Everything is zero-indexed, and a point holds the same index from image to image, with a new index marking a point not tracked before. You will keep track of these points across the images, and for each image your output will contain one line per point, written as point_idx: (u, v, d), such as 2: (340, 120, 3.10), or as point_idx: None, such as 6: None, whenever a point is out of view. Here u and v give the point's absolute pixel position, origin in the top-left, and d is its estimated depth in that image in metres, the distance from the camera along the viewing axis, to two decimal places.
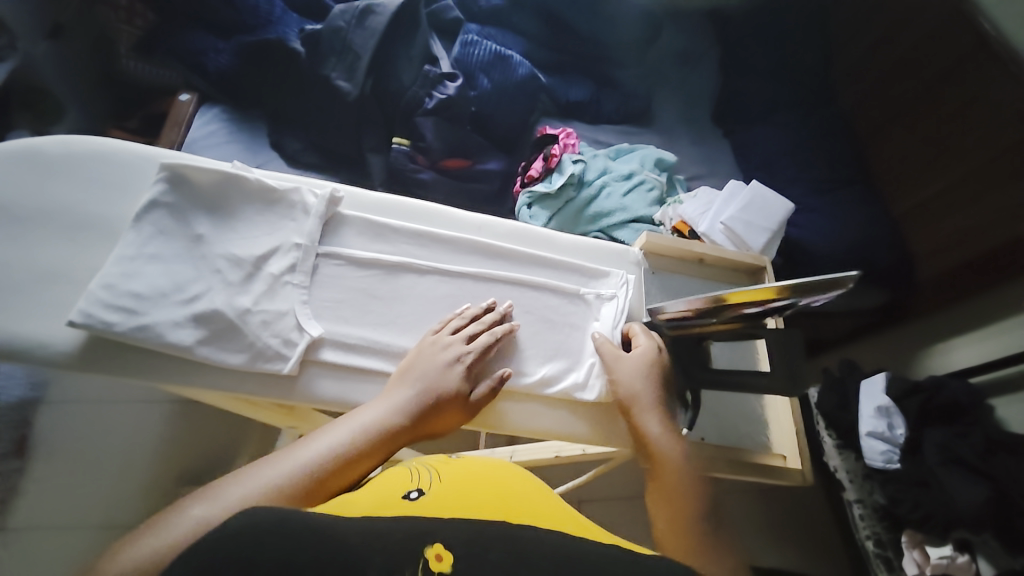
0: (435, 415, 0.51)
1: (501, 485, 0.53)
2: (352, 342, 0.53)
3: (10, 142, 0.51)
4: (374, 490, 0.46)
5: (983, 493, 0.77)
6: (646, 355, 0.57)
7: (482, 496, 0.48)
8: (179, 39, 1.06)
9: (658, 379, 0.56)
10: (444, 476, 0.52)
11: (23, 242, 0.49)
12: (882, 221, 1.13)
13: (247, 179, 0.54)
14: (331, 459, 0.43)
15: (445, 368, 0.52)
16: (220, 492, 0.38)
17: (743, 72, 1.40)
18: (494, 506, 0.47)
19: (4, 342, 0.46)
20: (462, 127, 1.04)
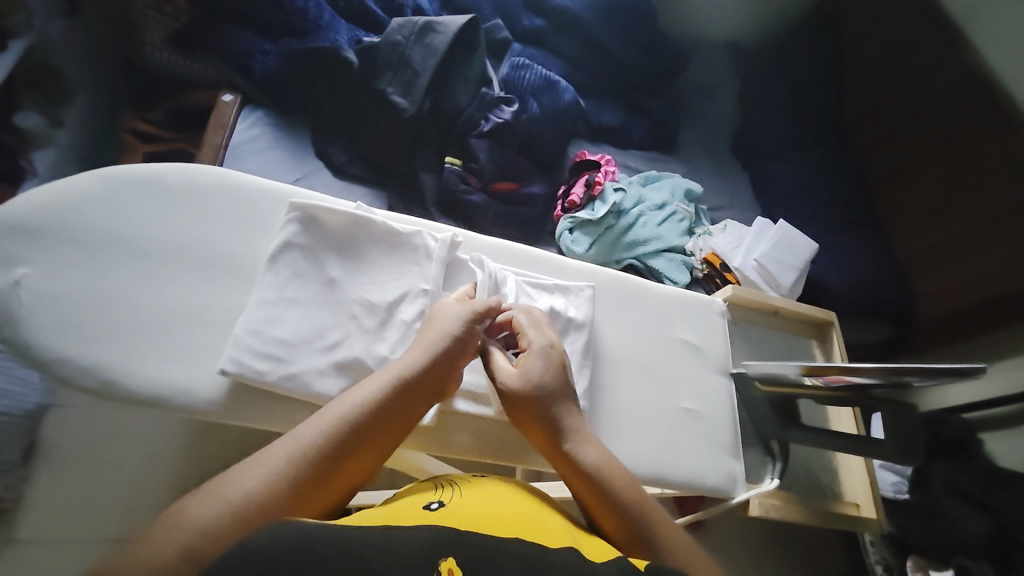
0: (445, 375, 0.47)
1: (514, 490, 0.48)
2: (479, 392, 0.56)
3: (132, 169, 0.51)
4: (403, 504, 0.45)
5: (985, 525, 0.88)
6: (541, 355, 0.49)
7: (493, 507, 0.44)
8: (226, 38, 1.02)
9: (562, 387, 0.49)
10: (468, 486, 0.48)
11: (154, 280, 0.48)
12: (889, 262, 1.22)
13: (374, 221, 0.53)
14: (346, 432, 0.41)
15: (452, 335, 0.48)
16: (225, 485, 0.36)
17: (763, 108, 1.45)
18: (500, 516, 0.43)
19: (142, 390, 0.45)
20: (512, 150, 1.06)
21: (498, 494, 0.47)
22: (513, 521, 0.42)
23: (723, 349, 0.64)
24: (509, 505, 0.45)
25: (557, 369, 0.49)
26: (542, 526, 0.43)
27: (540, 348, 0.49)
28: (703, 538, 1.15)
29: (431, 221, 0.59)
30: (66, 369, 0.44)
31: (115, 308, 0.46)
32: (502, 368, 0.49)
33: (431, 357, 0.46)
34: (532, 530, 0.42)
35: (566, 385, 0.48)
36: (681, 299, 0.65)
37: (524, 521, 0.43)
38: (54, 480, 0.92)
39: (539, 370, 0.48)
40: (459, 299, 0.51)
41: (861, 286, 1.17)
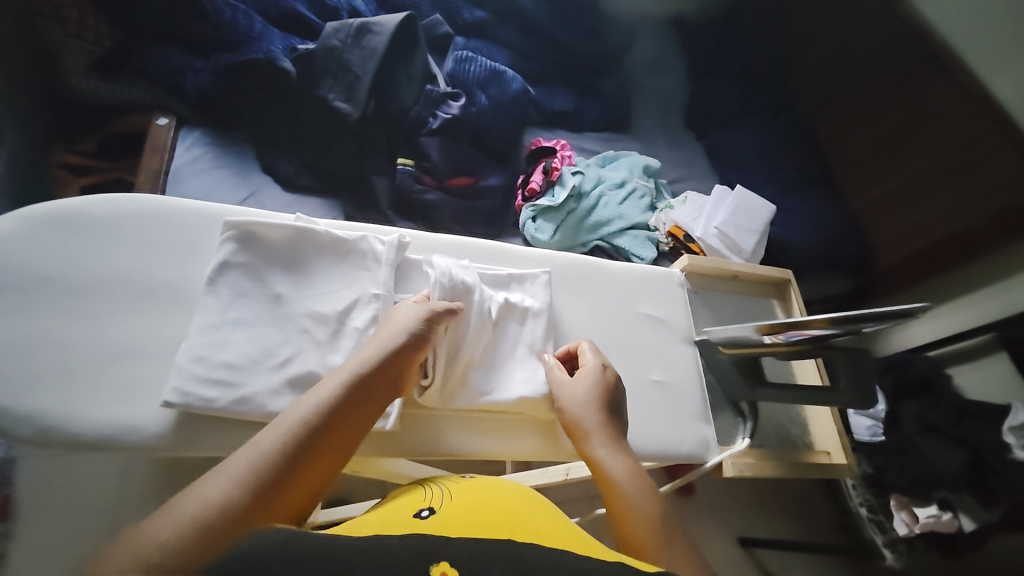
0: (399, 371, 0.46)
1: (510, 494, 0.47)
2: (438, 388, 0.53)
3: (49, 203, 0.48)
4: (394, 512, 0.44)
5: (959, 457, 0.91)
6: (594, 376, 0.52)
7: (485, 511, 0.43)
8: (154, 58, 0.98)
9: (609, 404, 0.50)
10: (459, 493, 0.47)
11: (85, 317, 0.46)
12: (846, 215, 1.25)
13: (317, 231, 0.52)
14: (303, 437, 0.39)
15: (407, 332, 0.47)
16: (174, 503, 0.32)
17: (711, 78, 1.47)
18: (491, 518, 0.41)
19: (84, 434, 0.43)
20: (464, 145, 1.05)
21: (491, 498, 0.46)
22: (501, 522, 0.41)
23: (685, 318, 0.66)
24: (496, 509, 0.43)
25: (607, 390, 0.51)
26: (531, 525, 0.41)
27: (604, 375, 0.52)
28: (694, 504, 1.18)
29: (377, 225, 0.58)
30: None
31: (45, 351, 0.44)
32: (560, 379, 0.53)
33: (385, 352, 0.46)
34: (520, 530, 0.40)
35: (614, 399, 0.51)
36: (639, 275, 0.66)
37: (515, 522, 0.41)
38: None
39: (590, 386, 0.51)
40: (415, 302, 0.51)
41: (821, 241, 1.20)
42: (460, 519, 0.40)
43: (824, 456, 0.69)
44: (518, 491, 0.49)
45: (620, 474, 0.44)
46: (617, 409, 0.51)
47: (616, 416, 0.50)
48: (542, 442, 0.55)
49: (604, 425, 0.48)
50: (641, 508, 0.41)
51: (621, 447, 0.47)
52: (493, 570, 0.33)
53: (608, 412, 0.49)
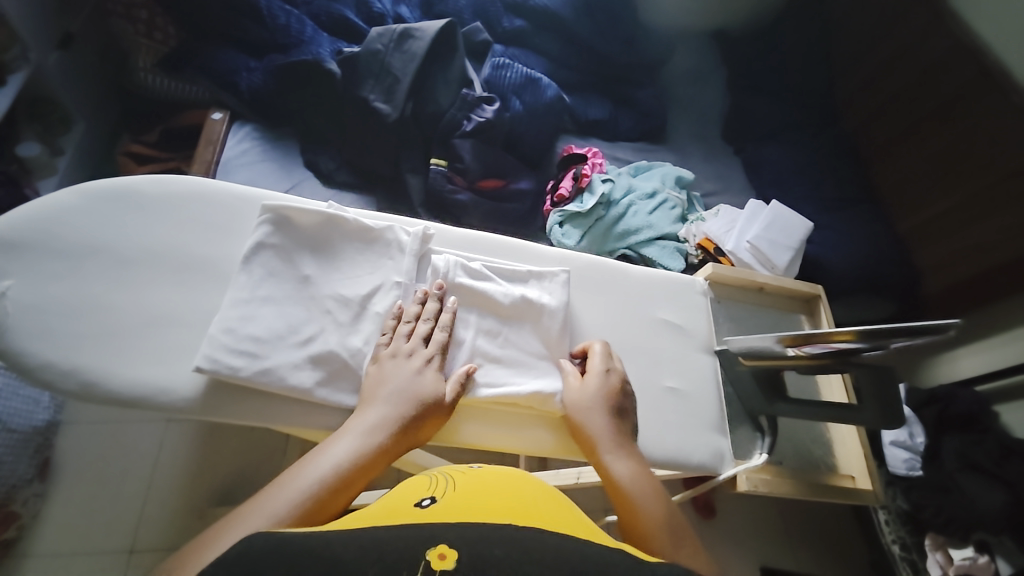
0: (425, 423, 0.48)
1: (519, 483, 0.46)
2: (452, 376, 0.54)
3: (110, 180, 0.53)
4: (394, 501, 0.42)
5: (1000, 498, 0.85)
6: (602, 382, 0.53)
7: (489, 500, 0.42)
8: (211, 56, 1.05)
9: (616, 410, 0.51)
10: (463, 481, 0.45)
11: (132, 285, 0.50)
12: (890, 236, 1.19)
13: (346, 219, 0.55)
14: (339, 480, 0.41)
15: (413, 376, 0.48)
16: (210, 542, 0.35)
17: (752, 91, 1.44)
18: (496, 508, 0.40)
19: (123, 392, 0.46)
20: (497, 148, 1.07)
21: (494, 484, 0.45)
22: (506, 510, 0.40)
23: (706, 327, 0.65)
24: (501, 500, 0.42)
25: (613, 394, 0.52)
26: (539, 512, 0.41)
27: (614, 379, 0.53)
28: (714, 527, 1.13)
29: (404, 217, 0.60)
30: (48, 374, 0.45)
31: (93, 314, 0.48)
32: (567, 383, 0.54)
33: (411, 406, 0.47)
34: (527, 518, 0.40)
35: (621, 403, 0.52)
36: (660, 281, 0.65)
37: (523, 509, 0.41)
38: (67, 495, 0.94)
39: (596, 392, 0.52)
40: (405, 334, 0.51)
41: (861, 261, 1.15)
42: (465, 508, 0.39)
43: (847, 481, 0.66)
44: (532, 481, 0.48)
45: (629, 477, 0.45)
46: (625, 415, 0.52)
47: (622, 420, 0.51)
48: (551, 438, 0.55)
49: (611, 431, 0.49)
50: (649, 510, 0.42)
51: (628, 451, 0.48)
52: (489, 556, 0.32)
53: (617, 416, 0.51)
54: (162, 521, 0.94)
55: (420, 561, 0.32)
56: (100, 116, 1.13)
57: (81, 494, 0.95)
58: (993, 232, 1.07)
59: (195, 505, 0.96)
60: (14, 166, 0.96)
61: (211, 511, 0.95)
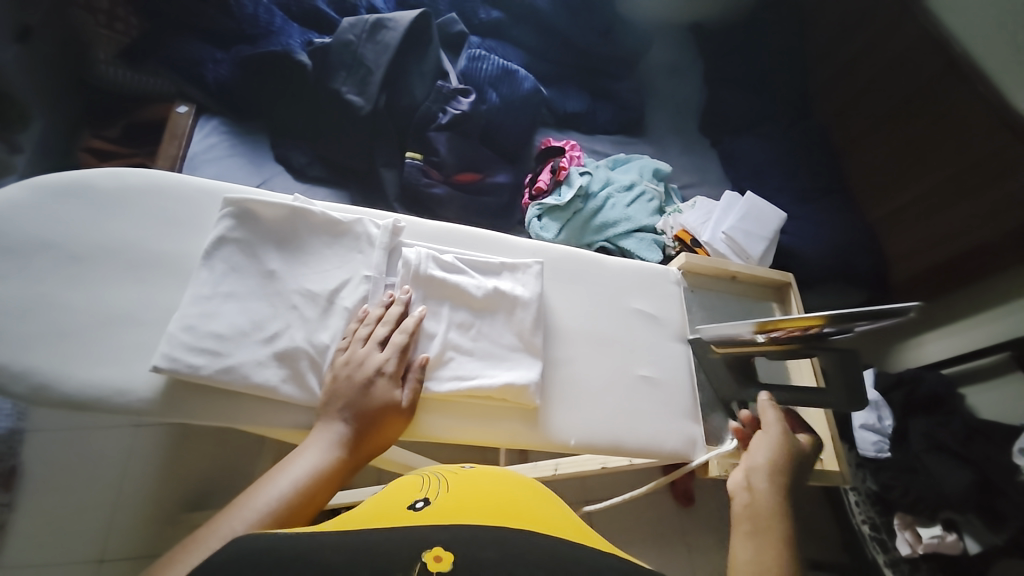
0: (381, 435, 0.47)
1: (510, 484, 0.46)
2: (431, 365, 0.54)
3: (61, 173, 0.50)
4: (387, 502, 0.41)
5: (966, 477, 0.87)
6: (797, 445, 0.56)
7: (481, 501, 0.41)
8: (176, 47, 1.01)
9: (794, 472, 0.53)
10: (456, 484, 0.44)
11: (87, 284, 0.48)
12: (861, 226, 1.22)
13: (313, 212, 0.53)
14: (297, 498, 0.41)
15: (366, 384, 0.47)
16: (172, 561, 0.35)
17: (728, 84, 1.45)
18: (486, 508, 0.40)
19: (77, 394, 0.44)
20: (474, 142, 1.06)
21: (488, 486, 0.45)
22: (495, 510, 0.40)
23: (679, 317, 0.65)
24: (495, 501, 0.42)
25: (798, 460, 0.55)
26: (529, 513, 0.41)
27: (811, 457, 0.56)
28: (694, 514, 1.15)
29: (373, 209, 0.59)
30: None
31: (50, 314, 0.46)
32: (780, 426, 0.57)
33: (371, 413, 0.47)
34: (517, 518, 0.39)
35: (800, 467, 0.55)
36: (634, 272, 0.66)
37: (514, 511, 0.41)
38: (32, 504, 0.90)
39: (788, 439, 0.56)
40: (361, 339, 0.50)
41: (833, 251, 1.18)
42: (457, 508, 0.39)
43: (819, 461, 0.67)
44: (520, 481, 0.48)
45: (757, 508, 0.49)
46: (800, 473, 0.54)
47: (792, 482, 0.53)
48: (527, 429, 0.54)
49: (782, 468, 0.52)
50: (777, 537, 0.46)
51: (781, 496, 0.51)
52: (464, 555, 0.32)
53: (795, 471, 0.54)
54: (133, 527, 0.92)
55: (414, 562, 0.31)
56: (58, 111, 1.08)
57: (47, 502, 0.91)
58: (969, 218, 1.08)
59: (169, 511, 0.94)
60: None
61: (185, 517, 0.93)
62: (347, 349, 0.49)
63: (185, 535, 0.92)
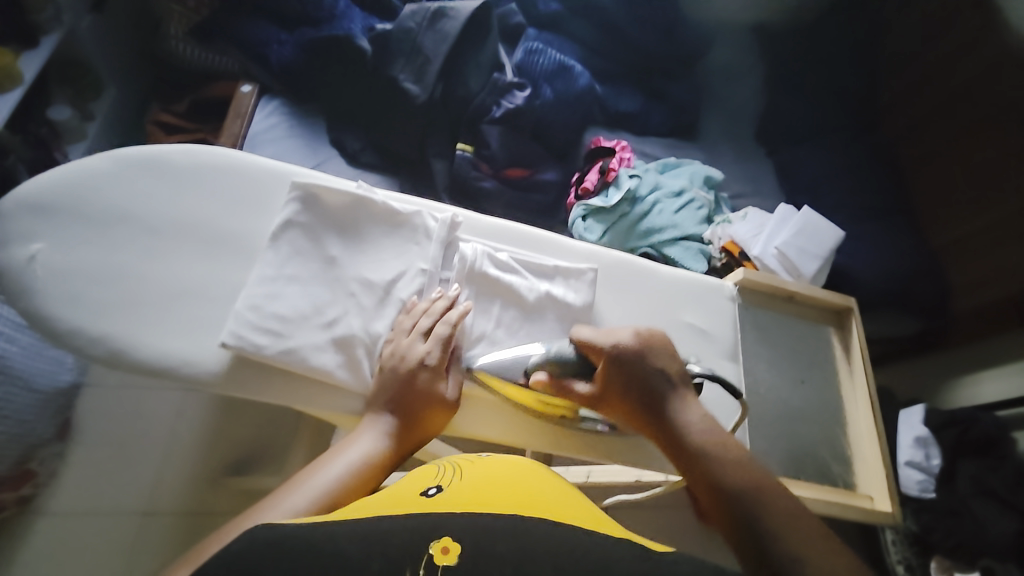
0: (427, 426, 0.48)
1: (524, 471, 0.45)
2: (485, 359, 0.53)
3: (142, 148, 0.53)
4: (402, 488, 0.41)
5: (1012, 526, 0.84)
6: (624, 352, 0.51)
7: (491, 488, 0.40)
8: (241, 26, 1.03)
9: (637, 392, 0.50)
10: (470, 470, 0.44)
11: (161, 256, 0.49)
12: (923, 251, 1.16)
13: (374, 202, 0.54)
14: (351, 478, 0.43)
15: (408, 376, 0.48)
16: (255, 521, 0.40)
17: (790, 91, 1.39)
18: (498, 495, 0.39)
19: (148, 362, 0.46)
20: (524, 136, 1.04)
21: (501, 473, 0.44)
22: (506, 499, 0.38)
23: (732, 336, 0.62)
24: (505, 487, 0.41)
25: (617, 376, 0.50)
26: (543, 502, 0.39)
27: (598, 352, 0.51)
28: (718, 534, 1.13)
29: (432, 200, 0.59)
30: (77, 339, 0.46)
31: (126, 283, 0.48)
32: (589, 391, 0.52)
33: (416, 402, 0.48)
34: (529, 507, 0.38)
35: (654, 359, 0.51)
36: (689, 283, 0.63)
37: (526, 499, 0.39)
38: (86, 457, 0.97)
39: (621, 362, 0.50)
40: (409, 331, 0.50)
41: (890, 275, 1.11)
42: (464, 496, 0.38)
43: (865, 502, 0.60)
44: (531, 469, 0.46)
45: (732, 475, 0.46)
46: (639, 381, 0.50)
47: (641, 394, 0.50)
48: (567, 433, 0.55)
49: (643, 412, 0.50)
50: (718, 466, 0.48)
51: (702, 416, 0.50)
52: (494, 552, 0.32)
53: (658, 379, 0.50)
54: (177, 487, 0.96)
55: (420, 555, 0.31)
56: (132, 83, 1.14)
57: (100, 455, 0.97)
58: None
59: (210, 474, 0.98)
60: (45, 129, 0.97)
61: (225, 481, 0.97)
62: (393, 340, 0.50)
63: (223, 499, 0.96)
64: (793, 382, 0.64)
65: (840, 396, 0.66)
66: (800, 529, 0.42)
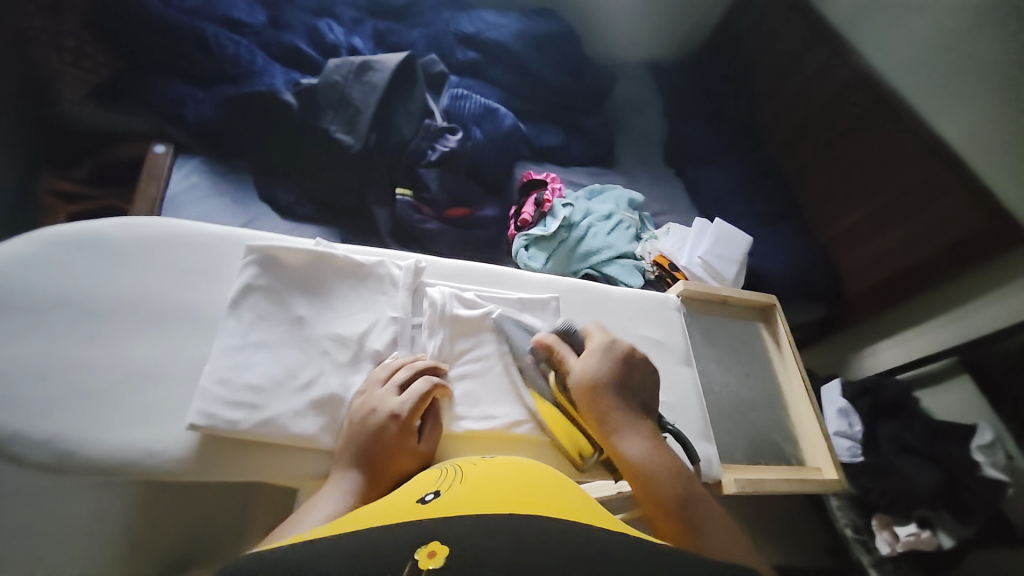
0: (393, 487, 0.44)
1: (527, 467, 0.43)
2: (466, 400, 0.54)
3: (74, 225, 0.49)
4: (398, 496, 0.40)
5: (933, 475, 0.97)
6: (605, 352, 0.54)
7: (487, 487, 0.39)
8: (152, 87, 0.99)
9: (616, 393, 0.51)
10: (472, 472, 0.42)
11: (110, 340, 0.46)
12: (814, 246, 1.34)
13: (336, 256, 0.54)
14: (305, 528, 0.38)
15: (376, 432, 0.45)
16: None
17: (686, 119, 1.57)
18: (498, 495, 0.37)
19: (101, 461, 0.42)
20: (461, 176, 1.07)
21: (504, 469, 0.42)
22: (502, 497, 0.37)
23: (684, 341, 0.68)
24: (505, 488, 0.39)
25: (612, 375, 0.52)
26: (539, 496, 0.38)
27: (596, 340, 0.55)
28: None
29: (393, 250, 0.60)
30: (12, 447, 0.40)
31: (72, 374, 0.44)
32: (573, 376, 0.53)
33: (381, 463, 0.44)
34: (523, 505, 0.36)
35: (632, 382, 0.53)
36: (638, 300, 0.68)
37: (524, 497, 0.37)
38: None
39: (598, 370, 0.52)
40: (384, 381, 0.49)
41: (793, 271, 1.27)
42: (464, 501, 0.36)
43: (817, 475, 0.66)
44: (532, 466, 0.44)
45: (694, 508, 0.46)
46: (626, 386, 0.52)
47: (626, 398, 0.52)
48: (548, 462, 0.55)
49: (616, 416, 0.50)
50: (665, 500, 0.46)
51: (662, 451, 0.50)
52: None
53: (627, 402, 0.51)
54: None
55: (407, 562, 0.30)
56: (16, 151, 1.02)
57: None
58: (915, 234, 1.19)
59: None
60: None
61: None
62: (365, 393, 0.48)
63: None
64: (739, 376, 0.71)
65: (777, 383, 0.74)
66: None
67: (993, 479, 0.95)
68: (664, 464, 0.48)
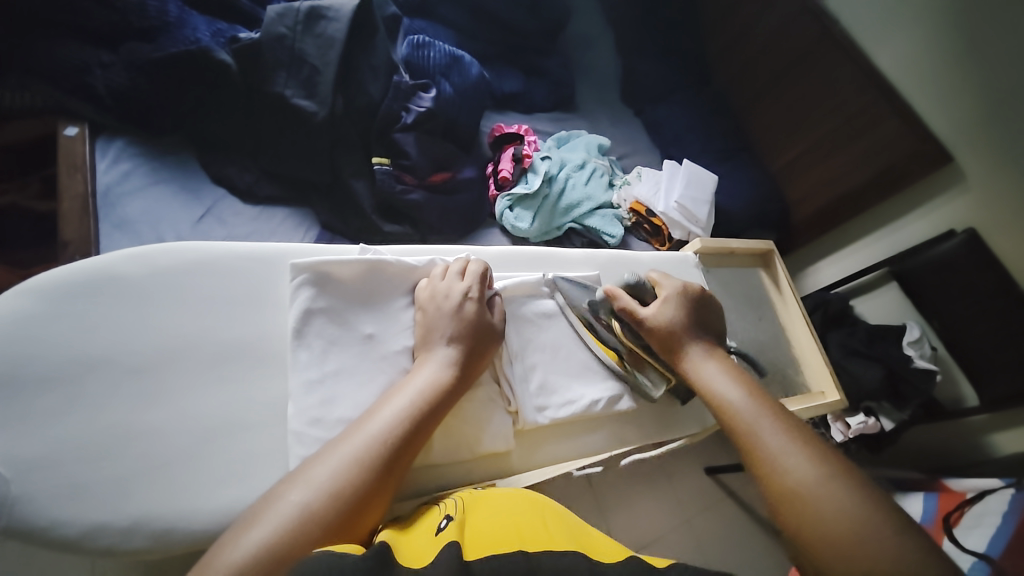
0: (480, 356, 0.54)
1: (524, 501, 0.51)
2: (548, 385, 0.62)
3: (84, 269, 0.50)
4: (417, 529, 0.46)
5: (878, 372, 1.17)
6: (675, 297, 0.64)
7: (499, 526, 0.45)
8: (39, 52, 0.78)
9: (692, 328, 0.62)
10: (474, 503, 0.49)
11: (170, 398, 0.49)
12: (767, 178, 1.44)
13: (387, 264, 0.58)
14: (358, 475, 0.43)
15: (456, 310, 0.55)
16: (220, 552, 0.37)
17: (641, 54, 1.54)
18: (507, 528, 0.45)
19: (197, 518, 0.46)
20: (439, 139, 0.99)
21: (502, 500, 0.50)
22: (515, 534, 0.44)
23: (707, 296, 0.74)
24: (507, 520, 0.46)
25: (685, 318, 0.62)
26: (540, 524, 0.46)
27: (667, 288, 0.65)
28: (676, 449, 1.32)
29: (437, 248, 0.65)
30: (108, 534, 0.44)
31: (135, 445, 0.46)
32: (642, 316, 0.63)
33: (469, 337, 0.54)
34: (534, 541, 0.44)
35: (698, 327, 0.63)
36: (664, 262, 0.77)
37: (528, 531, 0.45)
38: None
39: (675, 322, 0.62)
40: (444, 274, 0.58)
41: (751, 206, 1.36)
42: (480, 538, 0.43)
43: (822, 398, 0.75)
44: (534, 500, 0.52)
45: (781, 446, 0.50)
46: (700, 326, 0.63)
47: (701, 332, 0.63)
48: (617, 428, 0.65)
49: (692, 346, 0.61)
50: (732, 404, 0.56)
51: (727, 372, 0.59)
52: None
53: (699, 339, 0.62)
54: None
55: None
56: None
57: None
58: (853, 160, 1.29)
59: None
60: None
61: None
62: (429, 284, 0.58)
63: None
64: (754, 321, 0.79)
65: (781, 321, 0.83)
66: (798, 456, 0.49)
67: (923, 368, 1.15)
68: (733, 379, 0.58)
